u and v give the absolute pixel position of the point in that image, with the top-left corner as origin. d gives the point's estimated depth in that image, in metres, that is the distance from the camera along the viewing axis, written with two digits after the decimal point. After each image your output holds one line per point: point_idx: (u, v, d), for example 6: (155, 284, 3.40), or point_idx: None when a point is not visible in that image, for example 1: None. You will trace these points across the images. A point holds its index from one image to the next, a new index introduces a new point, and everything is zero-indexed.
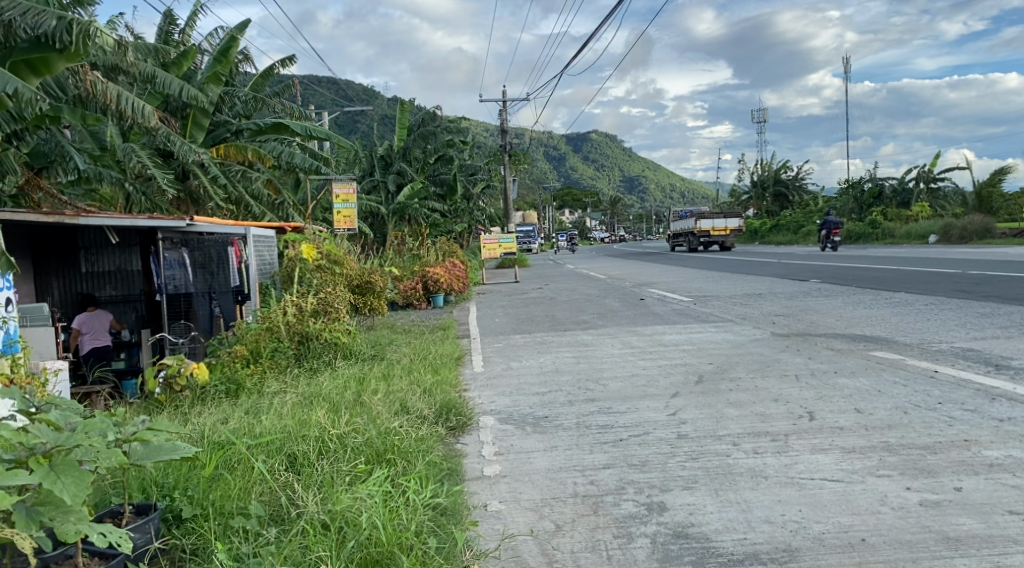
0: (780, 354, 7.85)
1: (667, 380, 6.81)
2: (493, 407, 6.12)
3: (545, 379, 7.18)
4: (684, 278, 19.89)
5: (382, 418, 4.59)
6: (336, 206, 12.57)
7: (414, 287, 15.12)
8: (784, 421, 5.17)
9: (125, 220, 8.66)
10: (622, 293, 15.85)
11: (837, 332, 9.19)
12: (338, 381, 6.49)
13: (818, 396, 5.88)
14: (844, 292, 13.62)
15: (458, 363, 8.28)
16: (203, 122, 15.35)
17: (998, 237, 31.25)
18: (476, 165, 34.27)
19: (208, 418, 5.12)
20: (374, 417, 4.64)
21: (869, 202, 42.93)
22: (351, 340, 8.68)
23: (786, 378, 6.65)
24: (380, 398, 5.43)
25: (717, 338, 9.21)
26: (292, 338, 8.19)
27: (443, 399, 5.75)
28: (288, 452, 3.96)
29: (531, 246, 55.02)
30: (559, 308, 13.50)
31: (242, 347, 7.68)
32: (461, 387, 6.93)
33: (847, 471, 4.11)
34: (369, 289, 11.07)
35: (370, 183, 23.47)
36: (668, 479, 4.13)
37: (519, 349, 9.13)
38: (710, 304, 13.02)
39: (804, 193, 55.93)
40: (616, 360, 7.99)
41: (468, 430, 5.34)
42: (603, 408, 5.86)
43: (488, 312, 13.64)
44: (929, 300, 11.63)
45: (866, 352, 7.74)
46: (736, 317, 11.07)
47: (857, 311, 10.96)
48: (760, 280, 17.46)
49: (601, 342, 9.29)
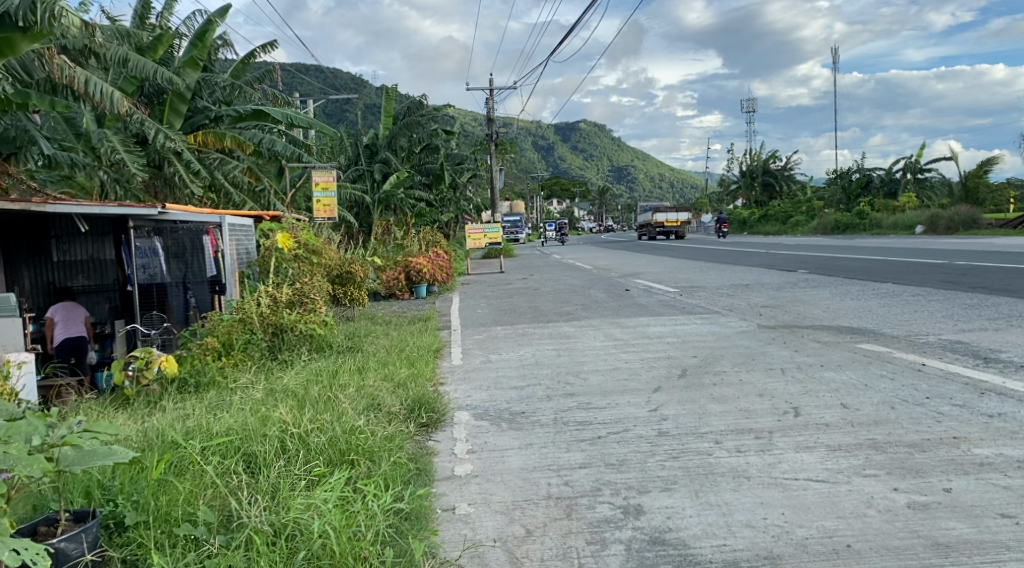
0: (766, 347, 7.69)
1: (650, 373, 6.64)
2: (470, 402, 5.92)
3: (525, 372, 7.00)
4: (670, 268, 19.75)
5: (347, 415, 4.39)
6: (316, 194, 12.31)
7: (396, 277, 14.88)
8: (768, 418, 5.00)
9: (94, 208, 8.36)
10: (609, 284, 15.67)
11: (824, 324, 9.06)
12: (310, 376, 6.27)
13: (804, 390, 5.72)
14: (830, 283, 13.51)
15: (437, 355, 8.07)
16: (180, 108, 15.05)
17: (985, 228, 31.28)
18: (463, 154, 34.00)
19: (167, 416, 4.89)
20: (339, 413, 4.44)
21: (857, 192, 42.95)
22: (327, 333, 8.46)
23: (771, 371, 6.49)
24: (350, 394, 5.23)
25: (702, 330, 9.05)
26: (266, 330, 7.95)
27: (417, 394, 5.55)
28: (244, 453, 3.76)
29: (519, 236, 54.94)
30: (543, 299, 13.32)
31: (214, 339, 7.44)
32: (437, 380, 6.74)
33: (832, 471, 3.94)
34: (349, 279, 10.84)
35: (355, 172, 23.16)
36: (647, 480, 3.94)
37: (500, 341, 8.94)
38: (696, 295, 12.87)
39: (792, 183, 55.94)
40: (599, 353, 7.81)
41: (441, 426, 5.14)
42: (582, 403, 5.68)
43: (471, 303, 13.44)
44: (916, 291, 11.52)
45: (853, 345, 7.59)
46: (721, 308, 10.92)
47: (844, 302, 10.84)
48: (747, 271, 17.34)
49: (584, 334, 9.11)
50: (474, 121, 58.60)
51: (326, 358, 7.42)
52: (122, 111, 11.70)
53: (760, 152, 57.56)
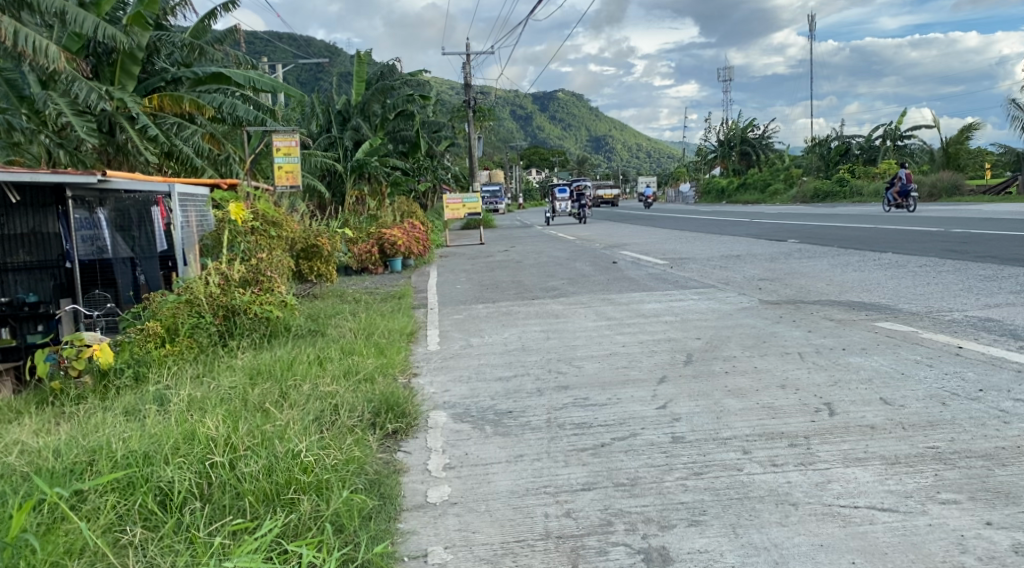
0: (776, 327, 6.93)
1: (651, 360, 5.84)
2: (446, 398, 5.10)
3: (509, 360, 6.17)
4: (657, 239, 18.98)
5: (292, 429, 3.56)
6: (277, 159, 11.32)
7: (369, 250, 13.88)
8: (800, 418, 4.22)
9: (23, 177, 7.30)
10: (593, 256, 14.87)
11: (833, 299, 8.29)
12: (258, 371, 5.41)
13: (832, 381, 4.95)
14: (827, 253, 12.76)
15: (410, 340, 7.21)
16: (132, 68, 14.01)
17: (967, 194, 30.90)
18: (439, 122, 32.94)
19: (72, 431, 3.98)
20: (283, 426, 3.61)
21: (837, 159, 42.32)
22: (288, 314, 7.55)
23: (790, 357, 5.72)
24: (301, 400, 4.39)
25: (701, 306, 8.28)
26: (215, 313, 7.01)
27: (382, 392, 4.72)
28: (152, 495, 2.91)
29: (497, 206, 54.06)
30: (526, 273, 12.47)
31: (156, 324, 6.52)
32: (410, 371, 5.92)
33: (898, 495, 3.19)
34: (316, 253, 10.17)
35: (327, 140, 21.93)
36: (668, 508, 3.15)
37: (481, 321, 8.10)
38: (688, 267, 12.10)
39: (771, 151, 55.26)
40: (591, 334, 7.01)
41: (413, 433, 4.34)
42: (578, 399, 4.89)
43: (449, 278, 12.54)
44: (922, 262, 10.81)
45: (872, 324, 6.83)
46: (717, 282, 10.13)
47: (848, 274, 10.08)
48: (736, 241, 16.59)
49: (573, 313, 8.28)
50: (450, 89, 56.96)
51: (285, 346, 6.53)
52: (57, 67, 10.59)
53: (738, 120, 56.72)
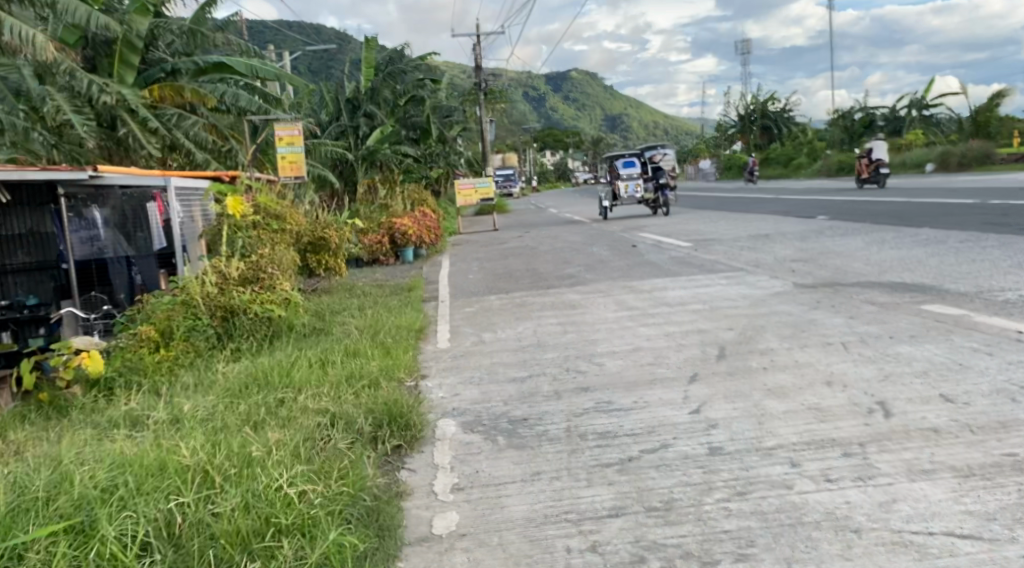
0: (812, 313, 6.44)
1: (679, 355, 5.39)
2: (454, 404, 4.70)
3: (525, 358, 5.75)
4: (677, 220, 18.46)
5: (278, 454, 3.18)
6: (281, 150, 10.92)
7: (380, 240, 13.47)
8: (850, 422, 3.76)
9: (13, 176, 6.93)
10: (613, 240, 14.40)
11: (871, 280, 7.75)
12: (254, 380, 5.02)
13: (882, 376, 4.47)
14: (858, 230, 12.19)
15: (419, 337, 6.81)
16: (133, 60, 13.62)
17: (998, 163, 29.96)
18: (452, 107, 32.50)
19: (43, 453, 3.62)
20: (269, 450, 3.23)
21: (859, 132, 41.24)
22: (292, 313, 7.17)
23: (831, 348, 5.24)
24: (295, 415, 4.01)
25: (728, 292, 7.80)
26: (213, 315, 6.59)
27: (385, 400, 4.32)
28: (111, 540, 2.53)
29: (513, 190, 53.63)
30: (543, 260, 12.03)
31: (150, 328, 6.15)
32: (417, 372, 5.51)
33: (980, 517, 2.71)
34: (323, 246, 9.77)
35: (339, 129, 21.54)
36: (709, 540, 2.74)
37: (495, 314, 7.69)
38: (712, 249, 11.60)
39: (792, 126, 54.09)
40: (611, 327, 6.57)
41: (418, 447, 3.94)
42: (601, 403, 4.46)
43: (463, 268, 12.14)
44: (961, 236, 10.20)
45: (917, 308, 6.31)
46: (745, 265, 9.61)
47: (883, 253, 9.52)
48: (761, 219, 16.00)
49: (592, 302, 7.85)
50: (463, 73, 56.20)
51: (286, 347, 6.15)
52: (51, 60, 10.24)
53: (757, 95, 55.49)
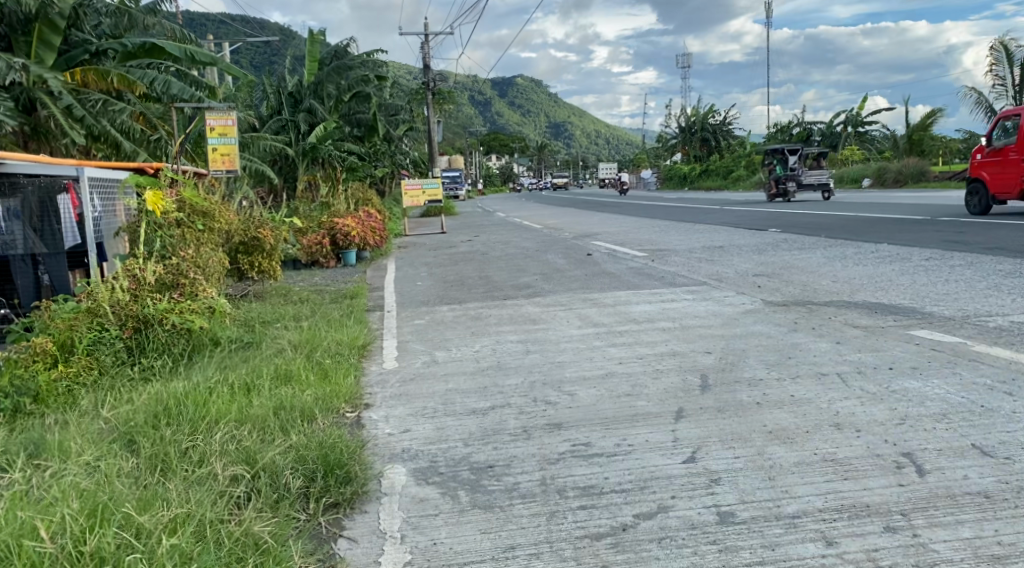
0: (795, 337, 5.90)
1: (659, 385, 4.76)
2: (404, 444, 3.97)
3: (485, 384, 5.03)
4: (628, 227, 17.97)
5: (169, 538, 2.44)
6: (210, 141, 9.98)
7: (319, 241, 12.56)
8: (879, 479, 3.18)
9: None
10: (565, 247, 13.79)
11: (846, 300, 7.27)
12: (165, 410, 4.19)
13: (898, 417, 3.91)
14: (818, 244, 11.83)
15: (362, 355, 6.02)
16: (53, 38, 12.39)
17: (933, 181, 30.44)
18: (396, 104, 31.50)
19: None
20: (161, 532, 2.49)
21: (798, 146, 41.62)
22: (216, 325, 6.31)
23: (828, 380, 4.68)
24: (205, 469, 3.23)
25: (699, 309, 7.23)
26: (122, 325, 5.69)
27: (322, 442, 3.56)
28: None
29: (456, 192, 52.78)
30: (494, 267, 11.31)
31: (46, 340, 5.25)
32: (360, 401, 4.74)
33: None
34: (256, 246, 8.87)
35: (278, 123, 20.52)
36: None
37: (448, 328, 6.97)
38: (671, 260, 11.08)
39: (732, 138, 54.65)
40: (578, 347, 5.91)
41: (360, 504, 3.21)
42: (580, 444, 3.80)
43: (408, 273, 11.35)
44: (925, 254, 9.88)
45: (906, 333, 5.82)
46: (709, 278, 9.07)
47: (850, 269, 9.10)
48: (713, 230, 15.58)
49: (552, 317, 7.19)
50: (407, 72, 54.76)
51: (207, 366, 5.30)
52: None
53: (699, 106, 55.68)
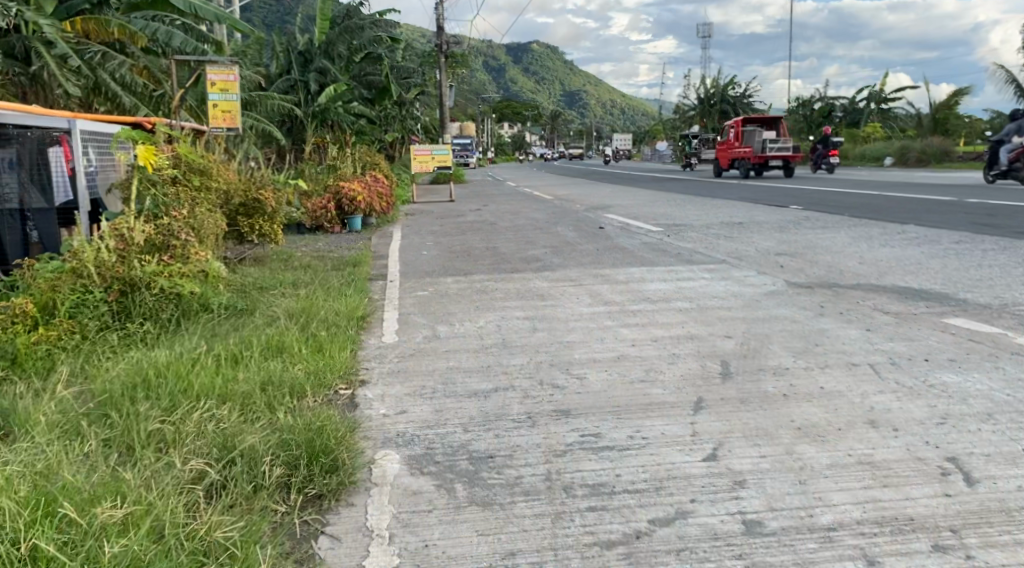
0: (820, 322, 5.54)
1: (675, 371, 4.44)
2: (399, 427, 3.66)
3: (488, 363, 4.72)
4: (642, 201, 17.52)
5: (117, 551, 2.14)
6: (212, 97, 9.62)
7: (324, 206, 12.24)
8: (924, 488, 2.85)
9: None
10: (577, 219, 13.38)
11: (873, 284, 6.90)
12: (144, 381, 3.89)
13: (938, 416, 3.57)
14: (841, 223, 11.39)
15: (361, 327, 5.71)
16: None
17: (957, 162, 29.67)
18: (409, 68, 30.87)
19: None
20: (110, 539, 2.19)
21: (818, 122, 40.68)
22: (210, 290, 6.01)
23: (857, 371, 4.34)
24: (175, 459, 2.91)
25: (716, 288, 6.87)
26: (108, 287, 5.37)
27: (308, 424, 3.25)
28: None
29: (469, 160, 52.11)
30: (503, 238, 10.95)
31: (26, 300, 4.94)
32: (355, 377, 4.43)
33: None
34: (257, 208, 8.52)
35: (287, 83, 20.15)
36: None
37: (451, 301, 6.65)
38: (687, 236, 10.69)
39: (750, 112, 53.59)
40: (588, 326, 5.58)
41: (347, 497, 2.91)
42: (589, 435, 3.49)
43: (415, 242, 11.00)
44: (954, 237, 9.47)
45: (940, 321, 5.46)
46: (727, 256, 8.69)
47: (876, 251, 8.70)
48: (730, 206, 15.14)
49: (561, 293, 6.84)
50: (422, 35, 53.80)
51: (195, 335, 4.99)
52: None
53: (718, 78, 54.68)
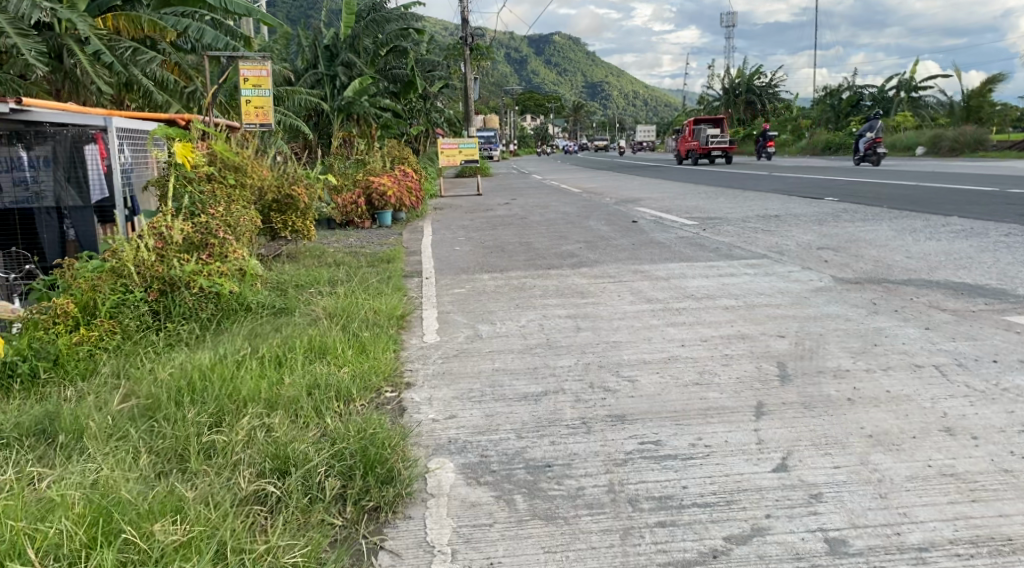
0: (875, 320, 5.35)
1: (731, 373, 4.27)
2: (452, 434, 3.54)
3: (534, 364, 4.58)
4: (672, 193, 17.27)
5: None
6: (244, 93, 9.55)
7: (355, 201, 12.17)
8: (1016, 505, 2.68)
9: None
10: (609, 213, 13.19)
11: (925, 280, 6.67)
12: (189, 385, 3.81)
13: (1019, 423, 3.38)
14: (881, 215, 11.11)
15: (401, 326, 5.60)
16: None
17: (992, 150, 28.96)
18: (433, 62, 30.73)
19: None
20: None
21: (846, 111, 39.98)
22: (248, 289, 5.93)
23: (923, 373, 4.15)
24: (229, 471, 2.83)
25: (761, 285, 6.68)
26: (148, 287, 5.31)
27: (361, 431, 3.14)
28: None
29: (492, 154, 51.93)
30: (535, 233, 10.80)
31: (67, 301, 4.89)
32: (400, 380, 4.32)
33: None
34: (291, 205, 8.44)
35: (314, 78, 20.12)
36: None
37: (489, 298, 6.52)
38: (723, 229, 10.47)
39: (776, 102, 52.84)
40: (634, 325, 5.42)
41: (406, 509, 2.80)
42: (650, 443, 3.34)
43: (446, 237, 10.88)
44: (1002, 229, 9.17)
45: (1002, 319, 5.24)
46: (768, 251, 8.48)
47: (922, 244, 8.45)
48: (764, 198, 14.86)
49: (602, 290, 6.68)
50: (444, 29, 53.63)
51: (236, 336, 4.92)
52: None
53: (744, 68, 53.96)
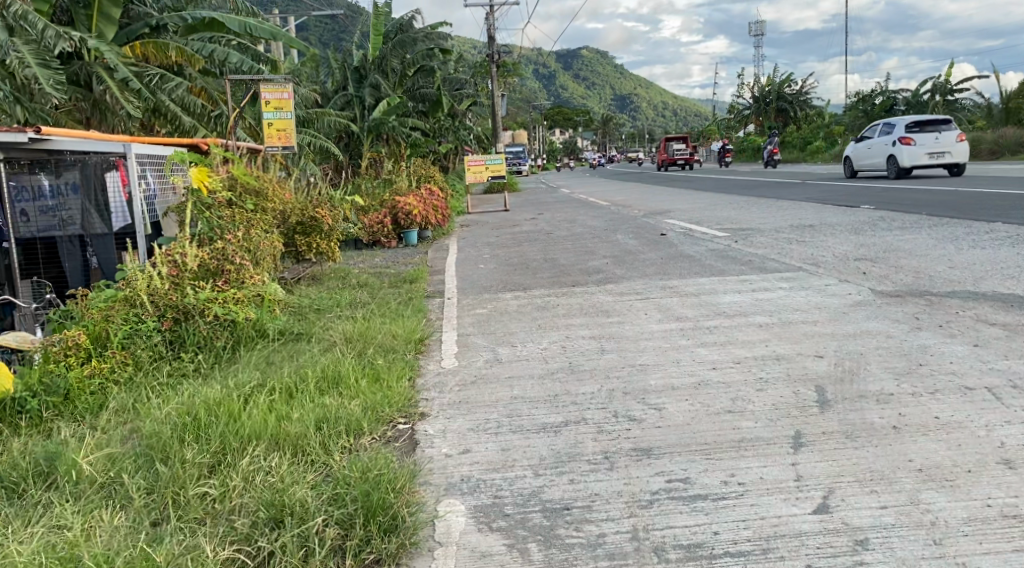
0: (920, 337, 5.02)
1: (767, 399, 3.99)
2: (466, 472, 3.31)
3: (556, 392, 4.33)
4: (704, 204, 16.93)
5: None
6: (266, 116, 9.49)
7: (381, 221, 12.08)
8: None
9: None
10: (638, 226, 12.91)
11: (971, 291, 6.30)
12: (195, 421, 3.62)
13: None
14: (922, 223, 10.69)
15: (418, 352, 5.39)
16: (113, 13, 12.07)
17: None
18: (460, 79, 30.76)
19: None
20: None
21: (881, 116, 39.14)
22: (264, 314, 5.77)
23: (977, 397, 3.83)
24: (223, 528, 2.63)
25: (796, 299, 6.38)
26: (161, 316, 5.16)
27: (364, 471, 2.94)
28: None
29: (521, 168, 51.84)
30: (561, 249, 10.57)
31: (78, 332, 4.75)
32: (415, 411, 4.10)
33: None
34: (312, 227, 8.30)
35: (343, 98, 20.18)
36: None
37: (513, 319, 6.30)
38: (756, 241, 10.15)
39: (808, 108, 52.02)
40: (662, 346, 5.16)
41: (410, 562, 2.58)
42: (678, 481, 3.09)
43: (471, 255, 10.70)
44: None
45: None
46: (802, 263, 8.15)
47: (966, 253, 8.06)
48: (798, 207, 14.47)
49: (629, 308, 6.43)
50: (472, 46, 53.84)
51: (246, 365, 4.75)
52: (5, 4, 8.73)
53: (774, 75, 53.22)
